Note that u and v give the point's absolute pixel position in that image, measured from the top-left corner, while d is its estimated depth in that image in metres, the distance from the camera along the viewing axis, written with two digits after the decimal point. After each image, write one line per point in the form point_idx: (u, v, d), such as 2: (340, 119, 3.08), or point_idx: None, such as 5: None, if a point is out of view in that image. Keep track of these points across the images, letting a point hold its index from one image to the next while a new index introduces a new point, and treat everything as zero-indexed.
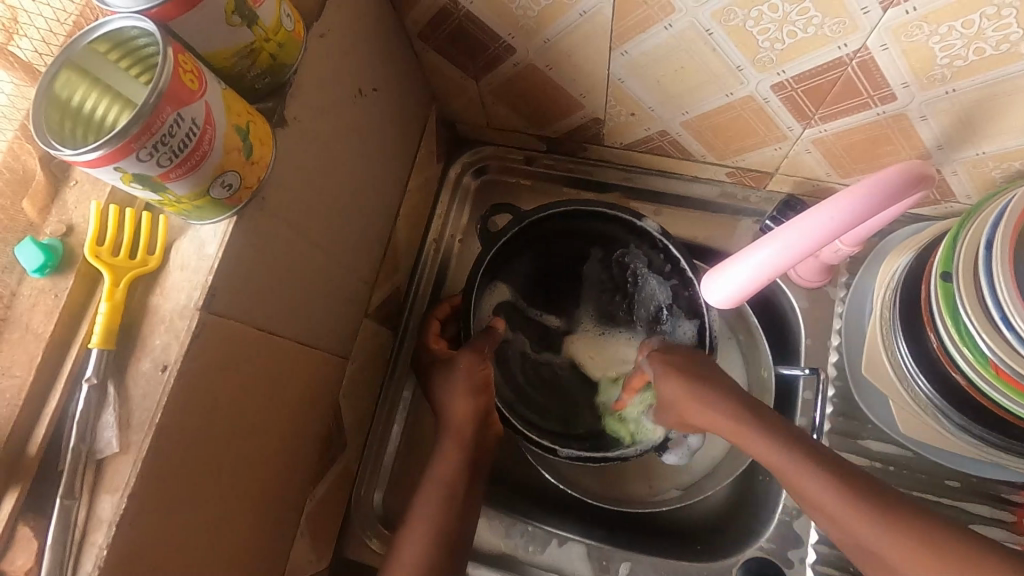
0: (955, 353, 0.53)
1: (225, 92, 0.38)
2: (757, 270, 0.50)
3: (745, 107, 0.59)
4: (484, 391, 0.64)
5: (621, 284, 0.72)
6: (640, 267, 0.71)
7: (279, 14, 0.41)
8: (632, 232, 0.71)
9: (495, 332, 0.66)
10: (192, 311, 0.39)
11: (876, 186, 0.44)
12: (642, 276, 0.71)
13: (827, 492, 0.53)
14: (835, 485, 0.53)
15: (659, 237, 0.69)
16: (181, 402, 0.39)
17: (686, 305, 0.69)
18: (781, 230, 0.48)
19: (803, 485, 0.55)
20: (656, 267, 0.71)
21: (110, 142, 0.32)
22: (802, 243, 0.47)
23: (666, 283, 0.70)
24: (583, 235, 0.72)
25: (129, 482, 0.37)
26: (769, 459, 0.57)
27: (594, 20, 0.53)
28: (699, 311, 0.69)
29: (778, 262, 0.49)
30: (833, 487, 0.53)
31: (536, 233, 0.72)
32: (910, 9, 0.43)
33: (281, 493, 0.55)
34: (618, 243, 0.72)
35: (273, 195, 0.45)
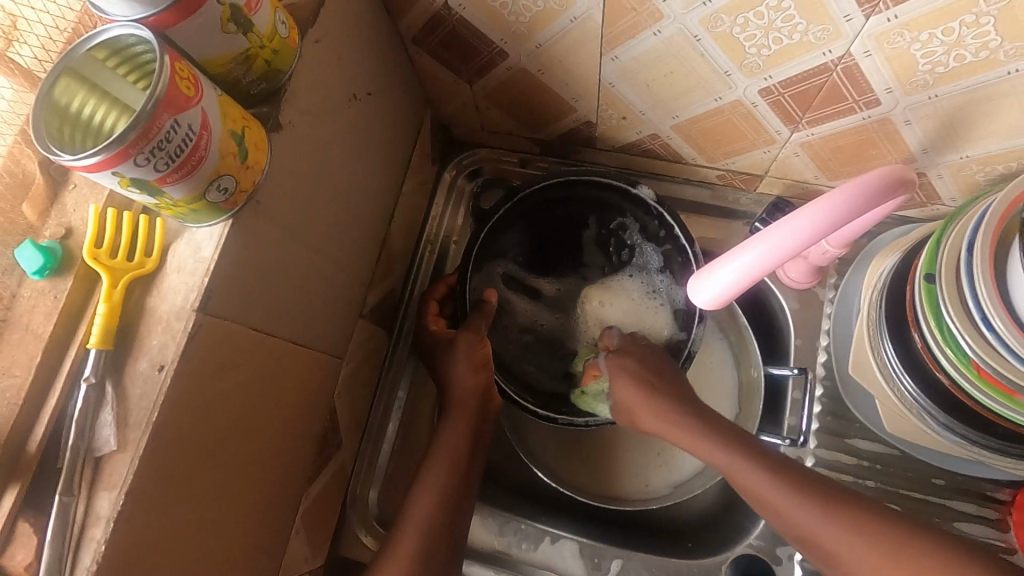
0: (939, 353, 0.55)
1: (221, 98, 0.38)
2: (742, 272, 0.51)
3: (734, 111, 0.60)
4: (483, 367, 0.66)
5: (619, 250, 0.72)
6: (634, 236, 0.71)
7: (274, 21, 0.42)
8: (627, 198, 0.71)
9: (489, 306, 0.68)
10: (189, 312, 0.40)
11: (858, 189, 0.45)
12: (635, 244, 0.71)
13: (800, 514, 0.53)
14: (805, 506, 0.53)
15: (654, 205, 0.69)
16: (178, 401, 0.40)
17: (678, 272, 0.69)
18: (764, 233, 0.49)
19: (766, 501, 0.55)
20: (648, 232, 0.70)
21: (108, 147, 0.32)
22: (785, 245, 0.48)
23: (659, 249, 0.69)
24: (581, 205, 0.72)
25: (127, 479, 0.38)
26: (731, 471, 0.57)
27: (584, 26, 0.54)
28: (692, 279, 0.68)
29: (762, 265, 0.50)
30: (815, 511, 0.52)
31: (534, 208, 0.72)
32: (891, 17, 0.44)
33: (278, 491, 0.55)
34: (615, 210, 0.71)
35: (269, 199, 0.45)
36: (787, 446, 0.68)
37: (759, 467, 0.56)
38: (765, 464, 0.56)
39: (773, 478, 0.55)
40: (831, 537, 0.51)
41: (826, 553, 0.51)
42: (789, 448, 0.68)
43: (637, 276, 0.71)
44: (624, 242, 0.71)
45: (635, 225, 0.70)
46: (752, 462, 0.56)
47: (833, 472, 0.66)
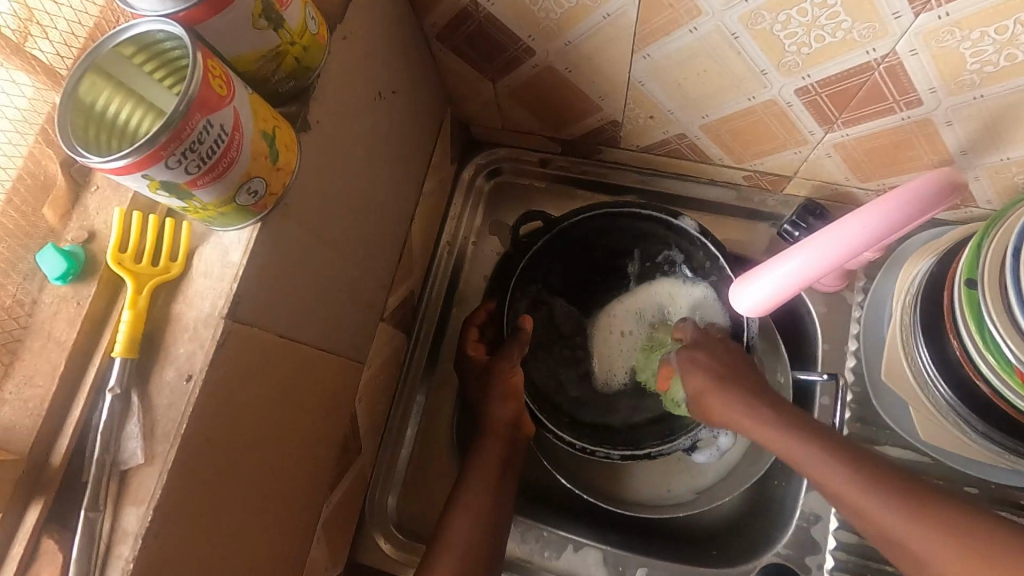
0: (979, 359, 0.53)
1: (252, 97, 0.37)
2: (786, 277, 0.52)
3: (767, 111, 0.58)
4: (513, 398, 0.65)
5: (665, 283, 0.72)
6: (680, 274, 0.72)
7: (304, 17, 0.40)
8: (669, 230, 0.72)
9: (524, 331, 0.68)
10: (217, 320, 0.39)
11: (909, 196, 0.45)
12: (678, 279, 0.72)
13: (869, 498, 0.50)
14: (875, 490, 0.50)
15: (698, 235, 0.70)
16: (206, 412, 0.39)
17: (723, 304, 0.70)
18: (811, 240, 0.50)
19: (822, 473, 0.52)
20: (694, 265, 0.71)
21: (139, 149, 0.31)
22: (831, 253, 0.48)
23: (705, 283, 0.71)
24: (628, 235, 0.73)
25: (155, 494, 0.36)
26: (793, 455, 0.54)
27: (618, 23, 0.52)
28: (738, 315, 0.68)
29: (806, 273, 0.51)
30: (877, 489, 0.50)
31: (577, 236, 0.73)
32: (943, 15, 0.42)
33: (301, 499, 0.54)
34: (660, 243, 0.72)
35: (296, 201, 0.44)
36: None
37: (832, 457, 0.52)
38: (841, 455, 0.52)
39: (851, 469, 0.51)
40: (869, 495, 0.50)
41: (868, 519, 0.50)
42: None
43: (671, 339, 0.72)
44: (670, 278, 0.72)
45: (681, 258, 0.72)
46: (787, 424, 0.56)
47: None
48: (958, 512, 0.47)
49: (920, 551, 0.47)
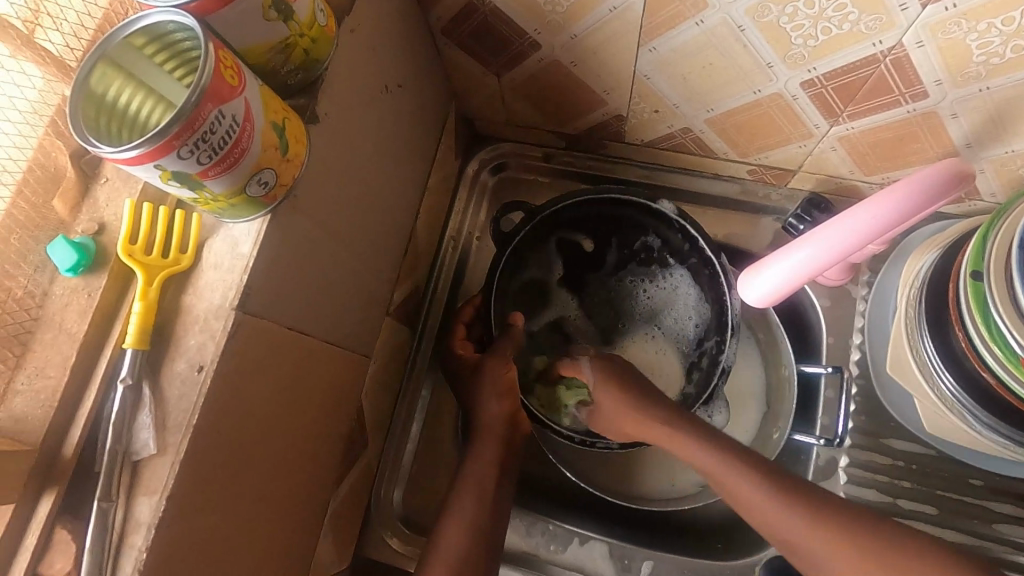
0: (984, 351, 0.53)
1: (263, 89, 0.37)
2: (802, 262, 0.52)
3: (772, 104, 0.59)
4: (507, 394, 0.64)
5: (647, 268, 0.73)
6: (653, 265, 0.73)
7: (313, 9, 0.40)
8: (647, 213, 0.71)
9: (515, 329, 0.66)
10: (228, 311, 0.39)
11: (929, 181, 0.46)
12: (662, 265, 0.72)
13: (751, 492, 0.55)
14: (788, 507, 0.54)
15: (676, 219, 0.70)
16: (218, 403, 0.39)
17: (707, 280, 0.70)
18: (829, 224, 0.49)
19: (737, 490, 0.56)
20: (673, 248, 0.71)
21: (152, 139, 0.31)
22: (851, 235, 0.48)
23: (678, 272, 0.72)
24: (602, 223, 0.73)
25: (167, 485, 0.36)
26: (712, 469, 0.58)
27: (624, 17, 0.52)
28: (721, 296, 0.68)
29: (819, 260, 0.51)
30: (761, 486, 0.55)
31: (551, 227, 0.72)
32: (950, 6, 0.43)
33: (308, 492, 0.54)
34: (637, 227, 0.72)
35: (305, 194, 0.44)
36: (821, 445, 0.67)
37: (749, 474, 0.56)
38: (752, 469, 0.56)
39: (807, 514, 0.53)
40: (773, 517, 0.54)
41: (765, 523, 0.55)
42: (822, 448, 0.67)
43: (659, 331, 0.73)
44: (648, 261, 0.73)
45: (658, 243, 0.72)
46: (700, 436, 0.59)
47: (867, 472, 0.66)
48: (857, 522, 0.52)
49: (818, 557, 0.52)
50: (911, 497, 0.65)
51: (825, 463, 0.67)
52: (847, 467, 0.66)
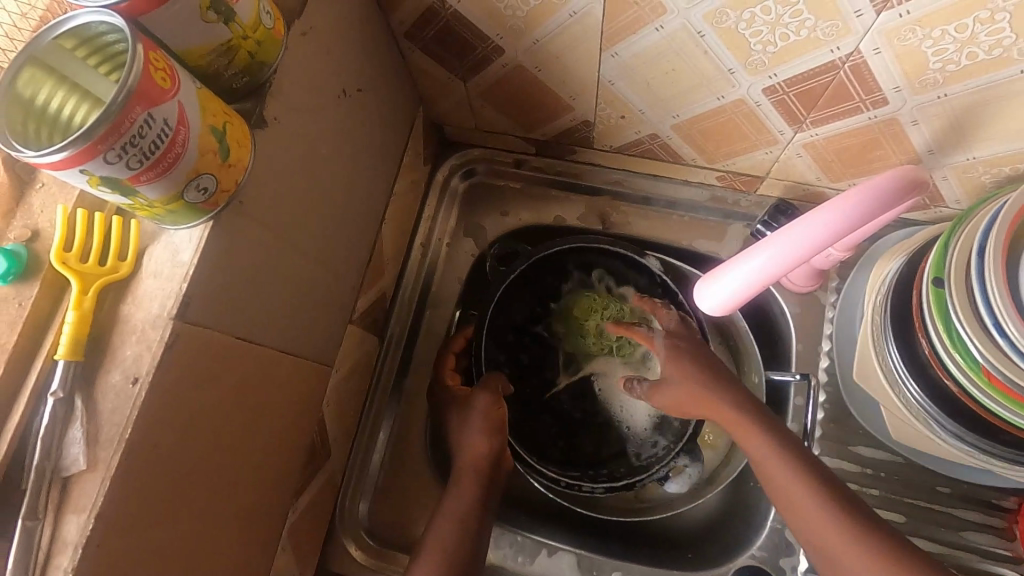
0: (946, 358, 0.53)
1: (200, 91, 0.36)
2: (771, 260, 0.49)
3: (736, 110, 0.58)
4: (498, 431, 0.65)
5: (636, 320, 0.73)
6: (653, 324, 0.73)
7: (258, 11, 0.39)
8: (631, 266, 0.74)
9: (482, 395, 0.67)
10: (165, 321, 0.38)
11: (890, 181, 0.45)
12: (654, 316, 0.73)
13: (828, 520, 0.53)
14: (830, 512, 0.53)
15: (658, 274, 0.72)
16: (154, 417, 0.37)
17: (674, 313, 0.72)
18: (800, 221, 0.47)
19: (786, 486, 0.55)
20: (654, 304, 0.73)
21: (75, 143, 0.30)
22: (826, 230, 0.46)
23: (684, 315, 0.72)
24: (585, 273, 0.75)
25: (96, 502, 0.35)
26: (787, 482, 0.55)
27: (584, 21, 0.52)
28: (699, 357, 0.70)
29: (769, 270, 0.50)
30: (819, 499, 0.54)
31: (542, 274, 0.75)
32: (903, 13, 0.42)
33: (264, 506, 0.53)
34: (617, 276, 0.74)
35: (252, 199, 0.43)
36: None
37: (810, 485, 0.55)
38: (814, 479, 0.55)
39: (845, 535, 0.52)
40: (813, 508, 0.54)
41: (809, 536, 0.54)
42: None
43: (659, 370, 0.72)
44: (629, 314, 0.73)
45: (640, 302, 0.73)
46: (790, 457, 0.56)
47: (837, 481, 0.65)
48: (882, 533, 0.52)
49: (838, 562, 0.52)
50: (880, 505, 0.64)
51: None
52: None
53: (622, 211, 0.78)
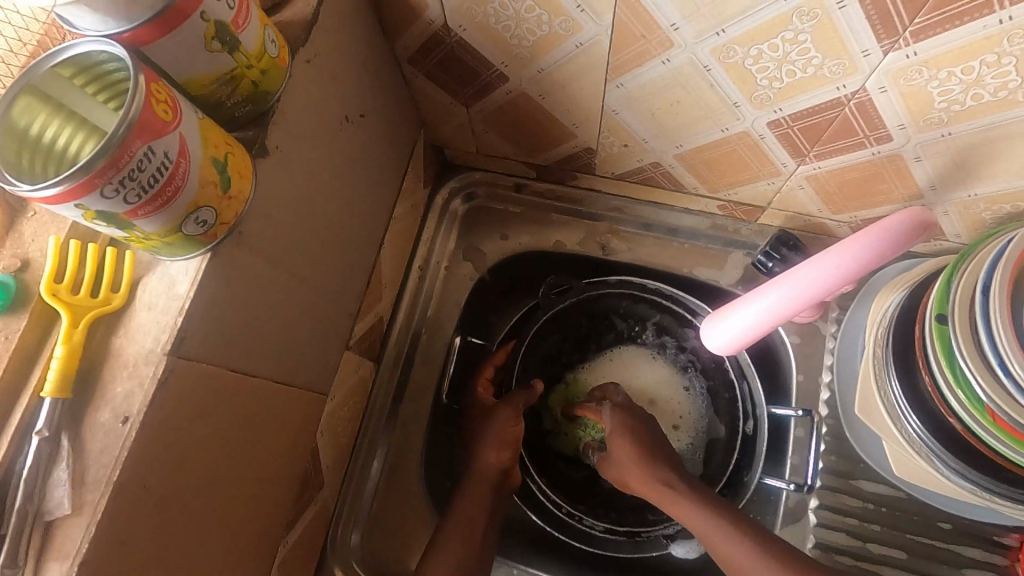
0: (949, 395, 0.53)
1: (202, 122, 0.35)
2: (777, 303, 0.52)
3: (740, 142, 0.58)
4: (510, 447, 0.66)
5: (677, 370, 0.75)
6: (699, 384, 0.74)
7: (263, 39, 0.39)
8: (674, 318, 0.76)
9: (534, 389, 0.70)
10: (159, 356, 0.36)
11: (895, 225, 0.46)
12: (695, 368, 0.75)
13: (733, 548, 0.56)
14: (738, 541, 0.56)
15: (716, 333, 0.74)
16: (144, 457, 0.36)
17: (712, 368, 0.74)
18: (805, 265, 0.50)
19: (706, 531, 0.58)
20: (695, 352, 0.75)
21: (71, 177, 0.29)
22: (832, 274, 0.48)
23: (681, 352, 0.75)
24: (619, 308, 0.76)
25: (80, 549, 0.33)
26: (709, 533, 0.58)
27: (590, 52, 0.51)
28: (739, 410, 0.71)
29: (779, 311, 0.53)
30: (743, 544, 0.56)
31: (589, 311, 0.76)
32: (910, 54, 0.43)
33: (255, 541, 0.51)
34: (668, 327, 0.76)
35: (252, 229, 0.42)
36: (791, 489, 0.66)
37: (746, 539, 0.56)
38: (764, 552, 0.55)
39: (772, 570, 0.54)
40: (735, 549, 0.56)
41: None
42: (792, 491, 0.66)
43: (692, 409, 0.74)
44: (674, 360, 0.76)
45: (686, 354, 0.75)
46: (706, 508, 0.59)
47: (838, 515, 0.65)
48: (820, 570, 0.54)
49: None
50: (880, 541, 0.63)
51: (795, 505, 0.66)
52: (818, 510, 0.65)
53: (622, 236, 0.77)
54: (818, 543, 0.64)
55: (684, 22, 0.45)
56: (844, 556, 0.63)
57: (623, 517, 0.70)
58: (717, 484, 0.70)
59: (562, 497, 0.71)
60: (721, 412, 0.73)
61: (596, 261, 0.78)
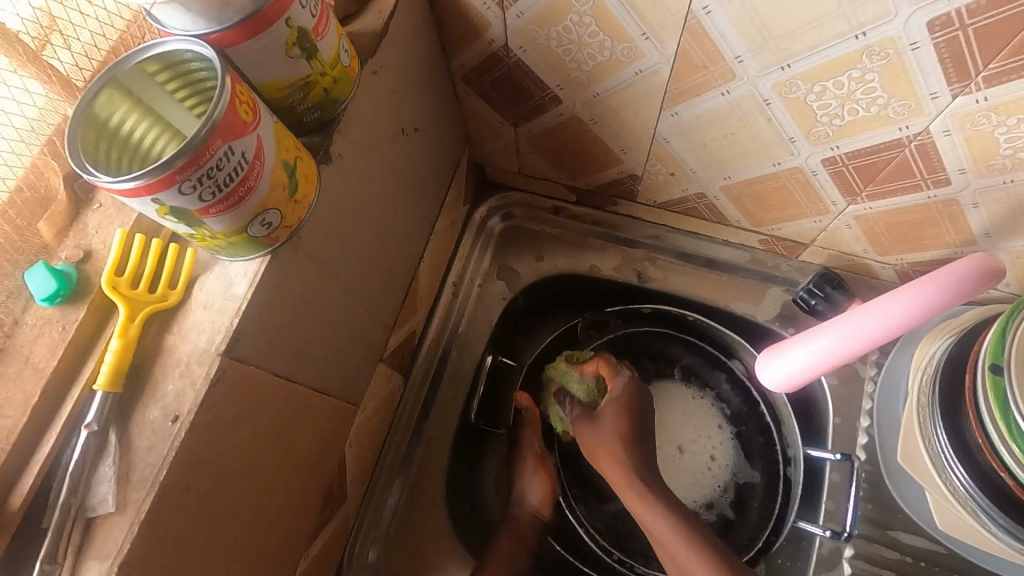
0: (1002, 449, 0.51)
1: (277, 126, 0.35)
2: (835, 346, 0.51)
3: (791, 178, 0.58)
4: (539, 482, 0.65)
5: (713, 412, 0.74)
6: (731, 431, 0.73)
7: (337, 49, 0.39)
8: (704, 359, 0.76)
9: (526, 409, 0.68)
10: (213, 356, 0.36)
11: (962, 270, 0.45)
12: (724, 412, 0.74)
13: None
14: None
15: (747, 379, 0.74)
16: (189, 459, 0.35)
17: (738, 414, 0.73)
18: (867, 307, 0.49)
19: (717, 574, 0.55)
20: (723, 398, 0.74)
21: (152, 173, 0.29)
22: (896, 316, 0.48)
23: (715, 398, 0.74)
24: (648, 349, 0.77)
25: (121, 549, 0.32)
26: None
27: (649, 80, 0.52)
28: (775, 457, 0.71)
29: (839, 350, 0.52)
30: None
31: (625, 347, 0.76)
32: (981, 99, 0.42)
33: (278, 553, 0.49)
34: (695, 369, 0.76)
35: (309, 235, 0.42)
36: (827, 536, 0.63)
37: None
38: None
39: None
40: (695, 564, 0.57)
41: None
42: (827, 538, 0.64)
43: (723, 455, 0.72)
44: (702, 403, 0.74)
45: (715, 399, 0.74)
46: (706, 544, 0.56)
47: (875, 567, 0.62)
48: None
49: None
50: None
51: (829, 553, 0.63)
52: (853, 559, 0.62)
53: (658, 265, 0.77)
54: None
55: (749, 55, 0.46)
56: None
57: (666, 564, 0.67)
58: (763, 533, 0.68)
59: (608, 541, 0.68)
60: (753, 460, 0.72)
61: (630, 287, 0.77)
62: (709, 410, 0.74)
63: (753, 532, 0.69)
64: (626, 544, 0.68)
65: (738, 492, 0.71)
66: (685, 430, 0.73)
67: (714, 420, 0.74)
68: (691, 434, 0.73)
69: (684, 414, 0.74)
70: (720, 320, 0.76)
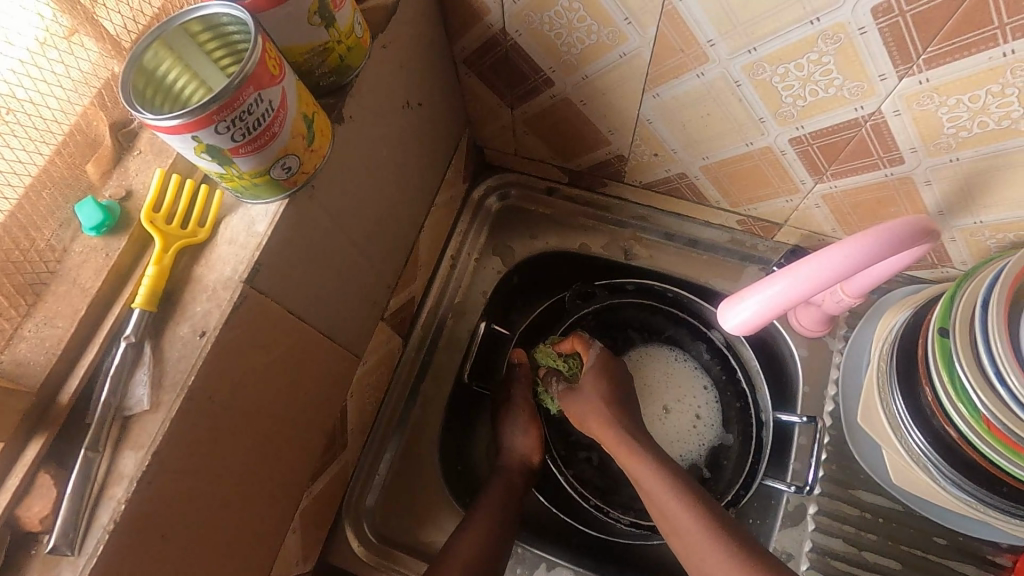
0: (950, 408, 0.55)
1: (299, 84, 0.40)
2: (786, 290, 0.57)
3: (763, 157, 0.63)
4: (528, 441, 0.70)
5: (698, 376, 0.80)
6: (713, 394, 0.79)
7: (352, 21, 0.44)
8: (684, 329, 0.82)
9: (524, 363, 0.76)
10: (237, 283, 0.41)
11: (893, 233, 0.51)
12: (705, 377, 0.80)
13: (712, 548, 0.58)
14: (705, 527, 0.59)
15: (724, 348, 0.80)
16: (214, 370, 0.40)
17: (715, 377, 0.80)
18: (816, 255, 0.54)
19: (688, 531, 0.60)
20: (704, 364, 0.81)
21: (192, 113, 0.33)
22: (839, 265, 0.53)
23: (699, 363, 0.81)
24: (636, 321, 0.83)
25: (155, 439, 0.38)
26: (688, 530, 0.60)
27: (632, 62, 0.57)
28: (750, 421, 0.76)
29: (790, 294, 0.57)
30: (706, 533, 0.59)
31: (612, 320, 0.83)
32: (923, 80, 0.48)
33: (285, 481, 0.54)
34: (670, 337, 0.82)
35: (321, 185, 0.47)
36: (791, 492, 0.68)
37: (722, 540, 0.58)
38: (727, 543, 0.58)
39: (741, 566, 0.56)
40: (705, 552, 0.58)
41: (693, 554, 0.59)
42: (793, 495, 0.69)
43: (704, 415, 0.79)
44: (681, 369, 0.81)
45: (697, 367, 0.81)
46: (679, 496, 0.62)
47: (835, 522, 0.67)
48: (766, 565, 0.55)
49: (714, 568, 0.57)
50: (876, 550, 0.65)
51: (794, 509, 0.68)
52: (816, 515, 0.67)
53: (644, 244, 0.81)
54: (815, 547, 0.66)
55: (720, 39, 0.51)
56: (840, 562, 0.65)
57: (644, 513, 0.72)
58: (734, 488, 0.73)
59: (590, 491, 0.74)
60: (731, 423, 0.78)
61: (615, 263, 0.82)
62: (693, 373, 0.81)
63: (722, 488, 0.75)
64: (607, 494, 0.74)
65: (715, 449, 0.77)
66: (673, 391, 0.80)
67: (700, 383, 0.80)
68: (676, 397, 0.80)
69: (671, 377, 0.81)
70: (702, 296, 0.81)
